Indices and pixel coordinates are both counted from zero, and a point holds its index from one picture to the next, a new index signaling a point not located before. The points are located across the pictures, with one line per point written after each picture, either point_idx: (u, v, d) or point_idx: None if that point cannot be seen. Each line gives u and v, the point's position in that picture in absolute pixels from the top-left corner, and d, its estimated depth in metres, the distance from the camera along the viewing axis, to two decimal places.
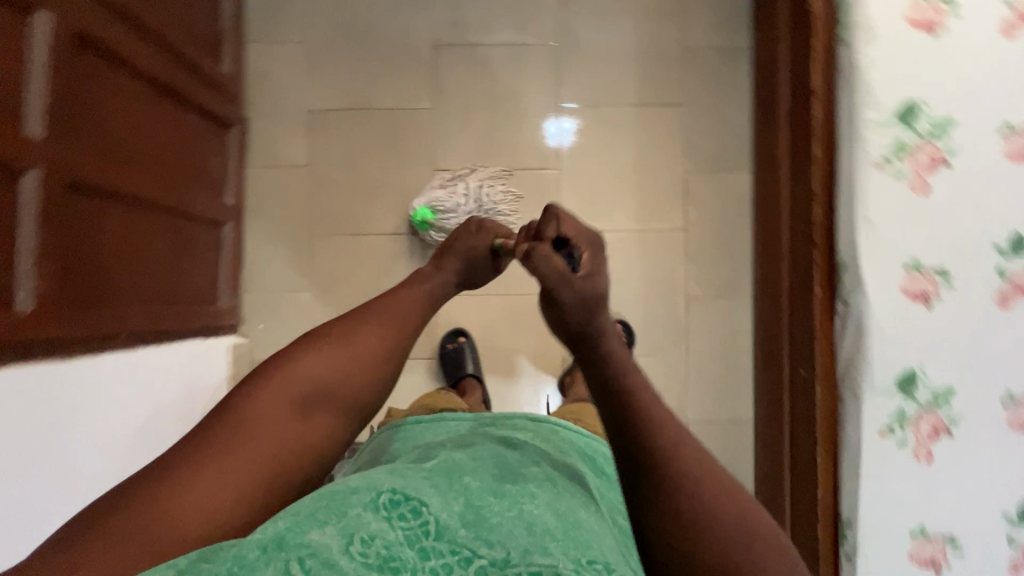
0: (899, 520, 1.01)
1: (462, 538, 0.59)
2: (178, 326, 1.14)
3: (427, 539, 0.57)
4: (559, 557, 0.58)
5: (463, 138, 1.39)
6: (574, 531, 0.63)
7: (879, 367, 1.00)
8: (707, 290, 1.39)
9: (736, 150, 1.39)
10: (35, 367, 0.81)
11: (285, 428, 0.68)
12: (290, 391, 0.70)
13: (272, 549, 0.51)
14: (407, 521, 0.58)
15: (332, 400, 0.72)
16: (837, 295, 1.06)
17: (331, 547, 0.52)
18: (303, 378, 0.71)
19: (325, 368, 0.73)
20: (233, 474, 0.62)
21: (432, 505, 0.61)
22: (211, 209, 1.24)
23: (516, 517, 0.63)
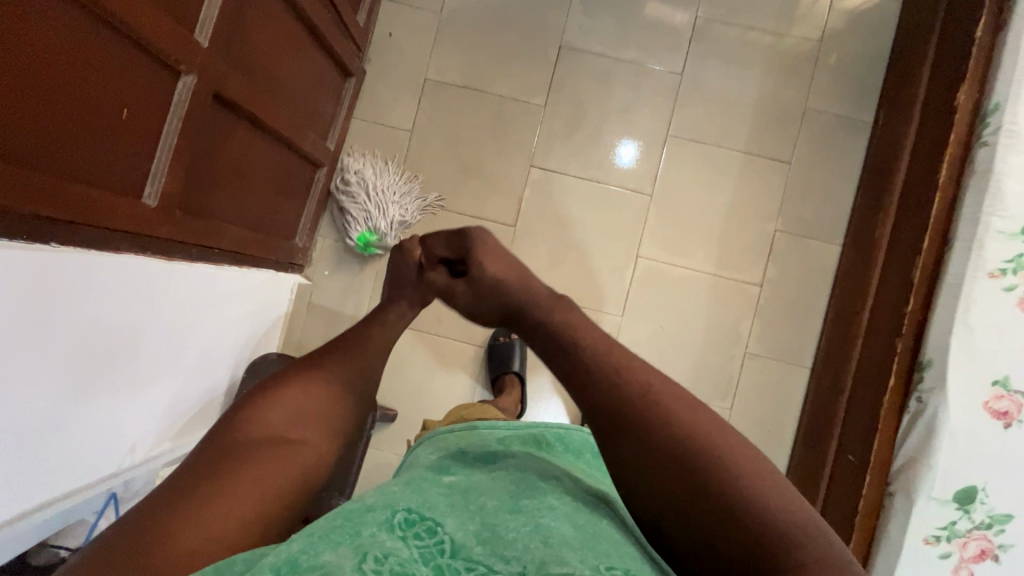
0: None
1: (478, 554, 0.49)
2: (260, 254, 1.16)
3: (443, 557, 0.48)
4: (579, 565, 0.47)
5: (565, 141, 1.39)
6: (601, 539, 0.52)
7: (941, 475, 0.97)
8: (768, 351, 1.37)
9: (832, 220, 1.37)
10: (144, 260, 0.83)
11: (260, 465, 0.55)
12: (267, 427, 0.59)
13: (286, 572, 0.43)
14: (422, 540, 0.49)
15: (311, 431, 0.61)
16: (912, 391, 1.04)
17: (345, 567, 0.44)
18: (274, 415, 0.60)
19: (304, 402, 0.62)
20: (221, 516, 0.50)
21: (447, 524, 0.51)
22: (315, 150, 1.26)
23: (533, 532, 0.51)
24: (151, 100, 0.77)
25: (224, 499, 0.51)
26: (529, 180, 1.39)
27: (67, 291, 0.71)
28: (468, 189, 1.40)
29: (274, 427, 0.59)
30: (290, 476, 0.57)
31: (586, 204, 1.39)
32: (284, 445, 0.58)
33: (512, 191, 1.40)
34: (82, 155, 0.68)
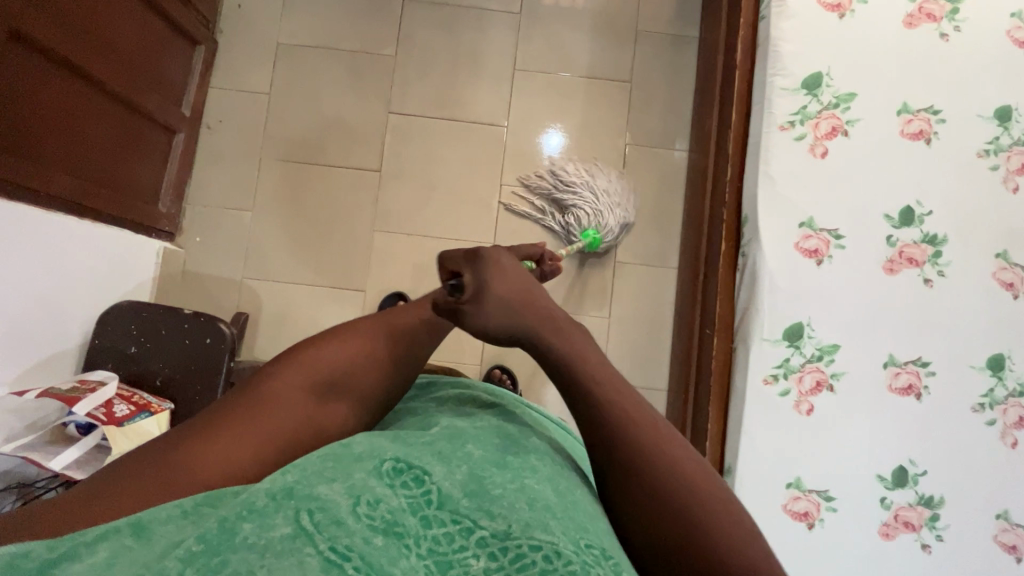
0: (777, 470, 1.01)
1: (464, 508, 0.48)
2: (109, 210, 1.17)
3: (430, 508, 0.48)
4: (561, 535, 0.46)
5: (419, 86, 1.46)
6: (580, 511, 0.50)
7: (767, 315, 1.03)
8: (635, 258, 1.44)
9: (676, 130, 1.46)
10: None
11: (288, 413, 0.57)
12: (307, 375, 0.59)
13: (280, 499, 0.45)
14: (410, 489, 0.49)
15: (350, 390, 0.61)
16: (740, 250, 1.11)
17: (340, 505, 0.45)
18: (320, 361, 0.61)
19: (352, 355, 0.62)
20: (229, 457, 0.52)
21: (436, 472, 0.51)
22: (164, 113, 1.29)
23: (520, 490, 0.51)
24: None
25: (219, 446, 0.52)
26: (389, 126, 1.45)
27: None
28: (333, 143, 1.45)
29: (322, 373, 0.60)
30: (313, 436, 0.57)
31: (447, 141, 1.45)
32: (318, 403, 0.59)
33: (373, 138, 1.44)
34: None
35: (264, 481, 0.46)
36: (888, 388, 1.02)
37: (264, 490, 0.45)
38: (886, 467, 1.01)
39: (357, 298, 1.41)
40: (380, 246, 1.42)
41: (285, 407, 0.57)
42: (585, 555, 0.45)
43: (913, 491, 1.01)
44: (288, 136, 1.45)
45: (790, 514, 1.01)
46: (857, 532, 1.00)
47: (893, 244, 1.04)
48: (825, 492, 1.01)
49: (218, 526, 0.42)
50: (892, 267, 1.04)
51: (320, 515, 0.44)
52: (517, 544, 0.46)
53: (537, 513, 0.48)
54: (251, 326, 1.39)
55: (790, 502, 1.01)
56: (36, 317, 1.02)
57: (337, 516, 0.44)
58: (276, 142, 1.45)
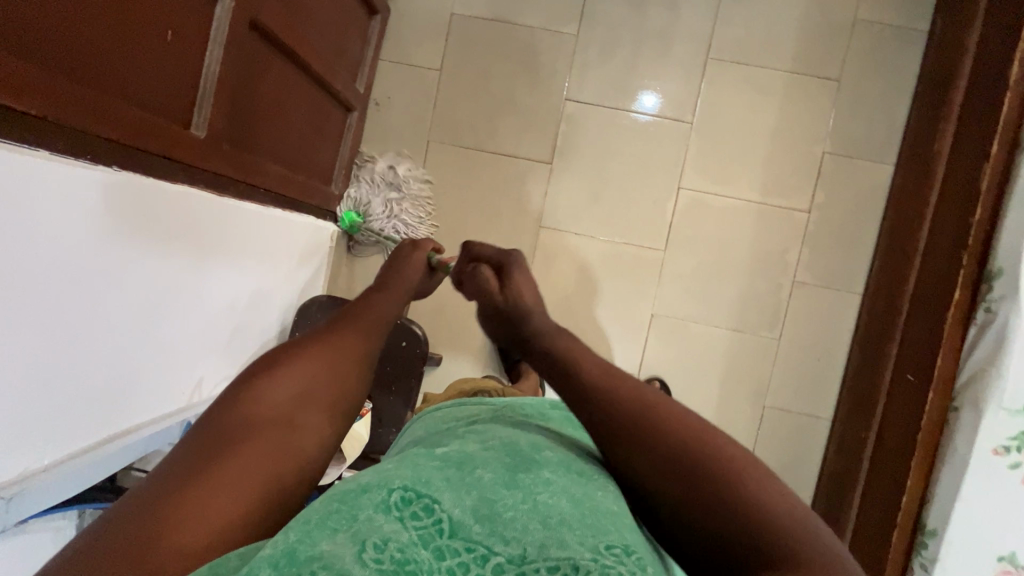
0: (991, 542, 0.97)
1: (477, 534, 0.44)
2: (302, 197, 1.17)
3: (442, 539, 0.43)
4: (583, 548, 0.42)
5: (600, 72, 1.34)
6: (601, 516, 0.46)
7: (1011, 383, 0.94)
8: (816, 279, 1.34)
9: (884, 140, 1.30)
10: (197, 194, 0.85)
11: (250, 450, 0.48)
12: (261, 405, 0.51)
13: (283, 567, 0.38)
14: (420, 520, 0.44)
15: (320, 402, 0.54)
16: (980, 303, 1.01)
17: (344, 558, 0.39)
18: (270, 392, 0.52)
19: (298, 376, 0.54)
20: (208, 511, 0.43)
21: (445, 498, 0.46)
22: (348, 91, 1.24)
23: (539, 507, 0.47)
24: (192, 26, 0.75)
25: (193, 506, 0.42)
26: (563, 115, 1.35)
27: (121, 223, 0.73)
28: (503, 128, 1.36)
29: (274, 407, 0.51)
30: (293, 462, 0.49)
31: (625, 136, 1.35)
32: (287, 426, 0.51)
33: (546, 126, 1.36)
34: (131, 80, 0.69)
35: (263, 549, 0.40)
36: None
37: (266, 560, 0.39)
38: None
39: None
40: (545, 243, 1.37)
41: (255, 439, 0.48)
42: (605, 560, 0.41)
43: None
44: (456, 118, 1.37)
45: None
46: None
47: None
48: None
49: None
50: None
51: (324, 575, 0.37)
52: (536, 566, 0.42)
53: (552, 529, 0.44)
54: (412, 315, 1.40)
55: (999, 574, 0.97)
56: (251, 304, 1.06)
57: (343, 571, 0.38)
58: (443, 123, 1.37)
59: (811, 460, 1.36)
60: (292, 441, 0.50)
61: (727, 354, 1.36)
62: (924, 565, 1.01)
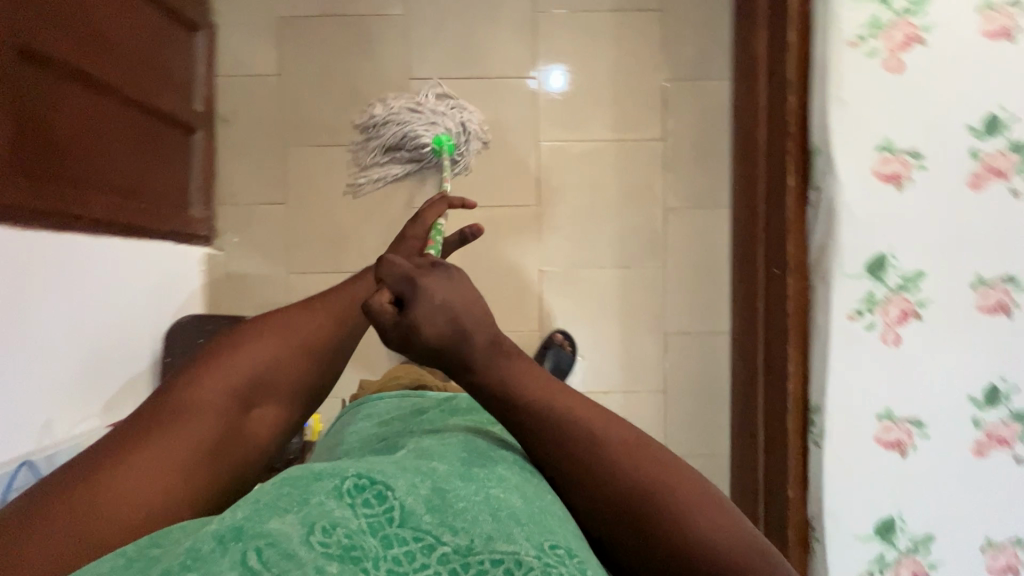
0: (867, 404, 1.01)
1: (427, 523, 0.49)
2: (147, 224, 1.14)
3: (391, 526, 0.48)
4: (524, 543, 0.48)
5: (436, 45, 1.36)
6: (546, 513, 0.52)
7: (848, 250, 1.00)
8: (685, 202, 1.38)
9: (715, 57, 1.36)
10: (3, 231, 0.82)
11: (213, 418, 0.62)
12: (228, 379, 0.64)
13: (229, 540, 0.43)
14: (372, 507, 0.49)
15: (275, 391, 0.68)
16: (810, 184, 1.05)
17: (291, 536, 0.44)
18: (237, 366, 0.65)
19: (261, 354, 0.67)
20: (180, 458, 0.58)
21: (398, 487, 0.50)
22: (179, 112, 1.23)
23: (483, 501, 0.52)
24: None
25: (158, 453, 0.57)
26: (410, 94, 1.36)
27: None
28: (355, 118, 1.37)
29: (232, 386, 0.64)
30: (247, 439, 0.65)
31: (475, 102, 1.36)
32: (246, 404, 0.66)
33: None
34: None
35: (213, 523, 0.44)
36: (977, 309, 0.99)
37: (211, 531, 0.43)
38: (977, 388, 1.00)
39: None
40: None
41: (216, 414, 0.62)
42: (548, 558, 0.47)
43: (1005, 407, 1.00)
44: (307, 117, 1.37)
45: (880, 443, 1.01)
46: (950, 453, 1.01)
47: (977, 158, 0.98)
48: (916, 419, 1.01)
49: (167, 568, 0.41)
50: (977, 182, 0.98)
51: (271, 551, 0.42)
52: (479, 558, 0.47)
53: (497, 524, 0.49)
54: None
55: (881, 432, 1.01)
56: (105, 337, 1.03)
57: (289, 549, 0.42)
58: (295, 126, 1.37)
59: (720, 374, 1.40)
60: (246, 424, 0.65)
61: (620, 292, 1.39)
62: (816, 441, 1.04)
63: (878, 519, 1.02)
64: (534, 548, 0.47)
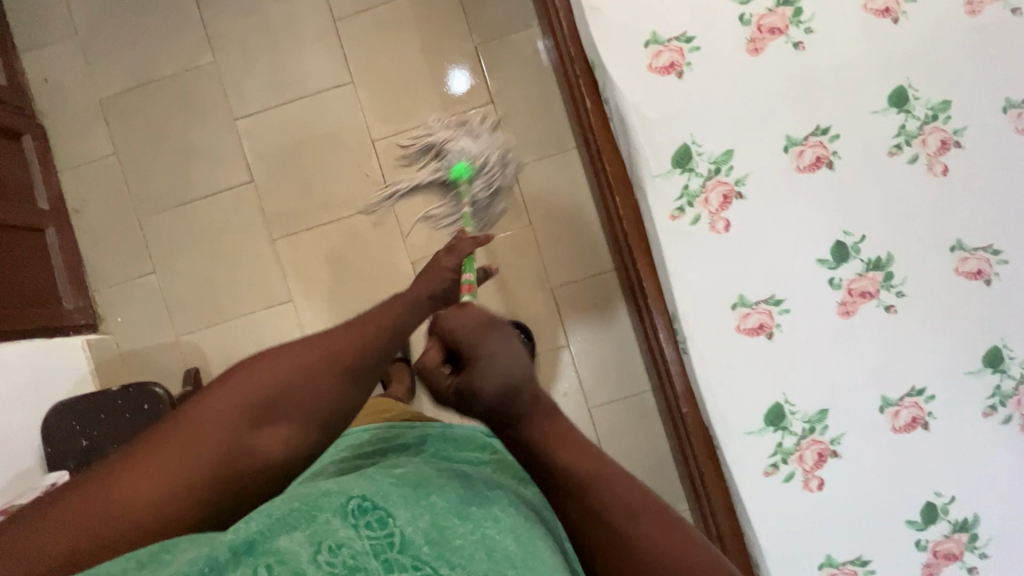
0: (719, 296, 0.98)
1: (424, 555, 0.54)
2: (12, 326, 1.16)
3: (392, 551, 0.53)
4: None
5: (252, 79, 1.38)
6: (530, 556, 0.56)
7: (650, 151, 0.97)
8: (533, 155, 1.37)
9: (519, 10, 1.36)
10: None
11: (216, 434, 0.58)
12: (237, 396, 0.59)
13: (241, 553, 0.50)
14: (374, 531, 0.54)
15: (291, 411, 0.61)
16: (603, 99, 1.03)
17: (301, 556, 0.51)
18: (265, 376, 0.61)
19: (310, 360, 0.62)
20: (157, 478, 0.55)
21: (400, 516, 0.55)
22: (24, 214, 1.26)
23: (479, 539, 0.56)
24: None
25: (149, 463, 0.56)
26: (240, 134, 1.39)
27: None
28: (197, 173, 1.39)
29: (251, 394, 0.60)
30: (250, 459, 0.59)
31: (304, 123, 1.38)
32: (258, 425, 0.59)
33: (232, 151, 1.39)
34: None
35: (225, 534, 0.50)
36: (797, 170, 0.96)
37: (226, 542, 0.50)
38: (824, 248, 0.96)
39: (288, 310, 1.39)
40: (287, 251, 1.39)
41: (215, 438, 0.58)
42: None
43: (858, 260, 0.96)
44: (151, 185, 1.40)
45: (744, 332, 0.98)
46: (817, 322, 0.97)
47: (748, 22, 0.95)
48: (773, 298, 0.97)
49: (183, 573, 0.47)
50: (756, 47, 0.96)
51: (280, 568, 0.50)
52: None
53: (492, 565, 0.54)
54: (205, 378, 1.39)
55: (742, 320, 0.98)
56: None
57: (297, 567, 0.50)
58: (143, 197, 1.40)
59: (619, 314, 1.37)
60: (255, 445, 0.59)
61: (495, 262, 1.38)
62: (684, 348, 1.01)
63: (765, 409, 0.98)
64: None
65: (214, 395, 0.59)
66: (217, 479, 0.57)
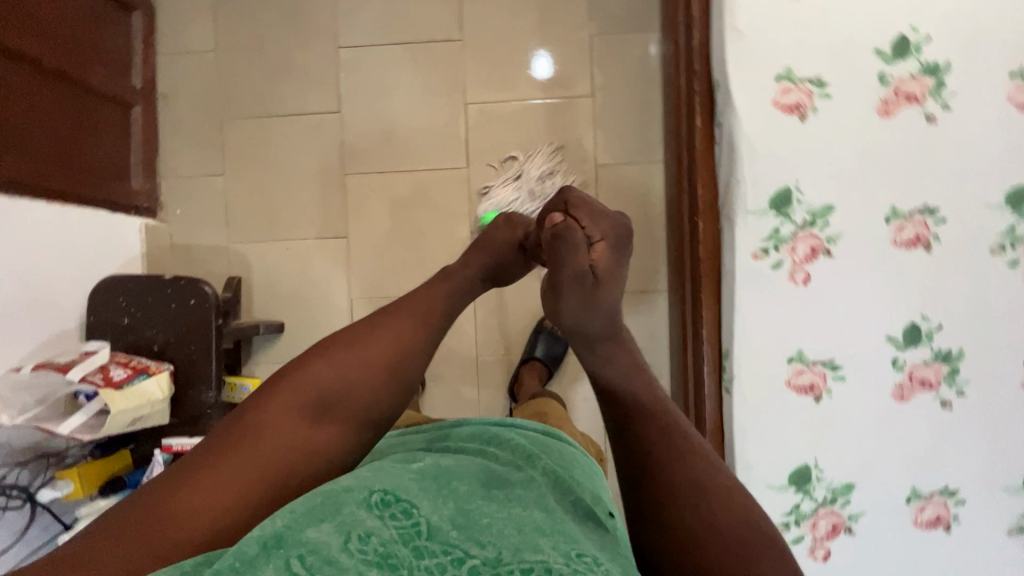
0: (778, 347, 0.96)
1: (454, 539, 0.53)
2: (75, 189, 1.18)
3: (420, 539, 0.52)
4: (551, 552, 0.51)
5: (364, 12, 1.38)
6: (566, 528, 0.56)
7: (751, 186, 0.95)
8: (619, 157, 1.35)
9: (643, 10, 1.34)
10: None
11: (284, 432, 0.62)
12: (296, 399, 0.65)
13: (271, 546, 0.49)
14: (400, 520, 0.53)
15: (345, 410, 0.66)
16: (715, 122, 1.01)
17: (332, 545, 0.49)
18: (312, 382, 0.66)
19: (353, 365, 0.68)
20: (234, 478, 0.59)
21: (423, 506, 0.56)
22: (113, 85, 1.27)
23: (507, 516, 0.56)
24: None
25: (226, 467, 0.59)
26: (339, 62, 1.39)
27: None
28: (287, 90, 1.40)
29: (304, 397, 0.65)
30: (316, 454, 0.63)
31: (402, 68, 1.38)
32: (315, 421, 0.64)
33: (326, 78, 1.39)
34: None
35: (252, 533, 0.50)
36: (892, 243, 0.94)
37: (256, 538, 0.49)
38: (896, 327, 0.95)
39: (340, 246, 1.40)
40: (353, 188, 1.39)
41: (283, 433, 0.62)
42: (576, 565, 0.50)
43: (927, 348, 0.94)
44: (240, 90, 1.41)
45: (793, 388, 0.96)
46: (869, 397, 0.95)
47: (886, 83, 0.92)
48: (831, 362, 0.96)
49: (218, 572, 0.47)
50: (888, 109, 0.93)
51: (312, 558, 0.48)
52: (509, 568, 0.50)
53: (523, 535, 0.53)
54: (245, 290, 1.41)
55: (795, 376, 0.96)
56: (24, 296, 1.06)
57: (329, 556, 0.48)
58: (229, 99, 1.41)
59: (660, 335, 1.36)
60: (318, 439, 0.64)
61: None
62: (727, 389, 1.00)
63: (792, 468, 0.97)
64: (562, 555, 0.50)
65: (274, 401, 0.64)
66: (291, 473, 0.61)
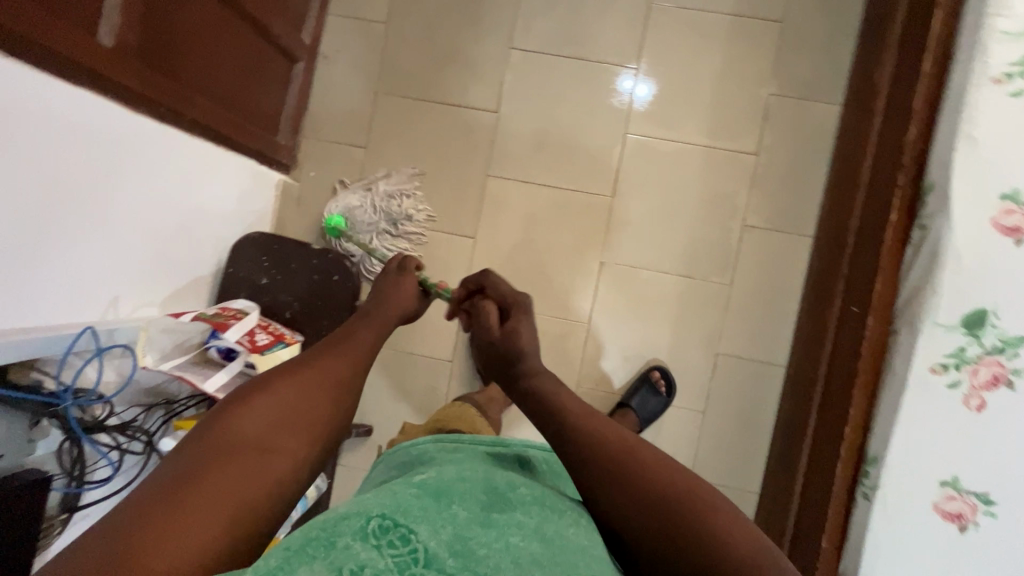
0: (932, 467, 0.93)
1: (449, 569, 0.48)
2: (243, 138, 1.16)
3: (417, 568, 0.47)
4: None
5: (545, 18, 1.35)
6: (566, 550, 0.53)
7: (947, 299, 0.92)
8: (769, 220, 1.32)
9: (830, 81, 1.30)
10: (120, 113, 0.85)
11: (246, 463, 0.56)
12: (247, 427, 0.59)
13: None
14: (397, 548, 0.48)
15: (291, 434, 0.62)
16: (916, 222, 0.99)
17: None
18: (259, 410, 0.61)
19: (296, 394, 0.64)
20: (207, 516, 0.51)
21: (421, 531, 0.50)
22: (290, 39, 1.25)
23: (504, 548, 0.51)
24: None
25: (195, 506, 0.51)
26: (508, 63, 1.36)
27: (1, 101, 0.68)
28: (449, 78, 1.37)
29: (249, 430, 0.59)
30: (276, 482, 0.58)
31: (571, 82, 1.35)
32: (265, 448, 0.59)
33: (491, 75, 1.36)
34: None
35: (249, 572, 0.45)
36: None
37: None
38: None
39: (465, 246, 1.37)
40: (492, 191, 1.37)
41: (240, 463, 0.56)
42: None
43: None
44: (402, 68, 1.38)
45: (939, 512, 0.93)
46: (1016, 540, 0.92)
47: None
48: (984, 496, 0.92)
49: None
50: None
51: None
52: None
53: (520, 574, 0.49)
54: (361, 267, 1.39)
55: (943, 501, 0.93)
56: (180, 237, 1.05)
57: None
58: (388, 74, 1.38)
59: (766, 409, 1.33)
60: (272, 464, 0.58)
61: (677, 303, 1.34)
62: (865, 494, 0.97)
63: None
64: None
65: (223, 431, 0.58)
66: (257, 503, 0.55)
